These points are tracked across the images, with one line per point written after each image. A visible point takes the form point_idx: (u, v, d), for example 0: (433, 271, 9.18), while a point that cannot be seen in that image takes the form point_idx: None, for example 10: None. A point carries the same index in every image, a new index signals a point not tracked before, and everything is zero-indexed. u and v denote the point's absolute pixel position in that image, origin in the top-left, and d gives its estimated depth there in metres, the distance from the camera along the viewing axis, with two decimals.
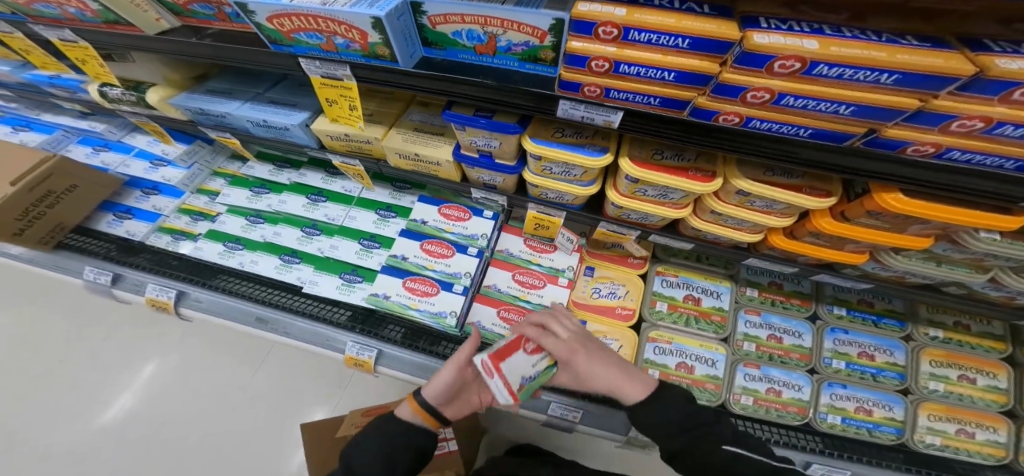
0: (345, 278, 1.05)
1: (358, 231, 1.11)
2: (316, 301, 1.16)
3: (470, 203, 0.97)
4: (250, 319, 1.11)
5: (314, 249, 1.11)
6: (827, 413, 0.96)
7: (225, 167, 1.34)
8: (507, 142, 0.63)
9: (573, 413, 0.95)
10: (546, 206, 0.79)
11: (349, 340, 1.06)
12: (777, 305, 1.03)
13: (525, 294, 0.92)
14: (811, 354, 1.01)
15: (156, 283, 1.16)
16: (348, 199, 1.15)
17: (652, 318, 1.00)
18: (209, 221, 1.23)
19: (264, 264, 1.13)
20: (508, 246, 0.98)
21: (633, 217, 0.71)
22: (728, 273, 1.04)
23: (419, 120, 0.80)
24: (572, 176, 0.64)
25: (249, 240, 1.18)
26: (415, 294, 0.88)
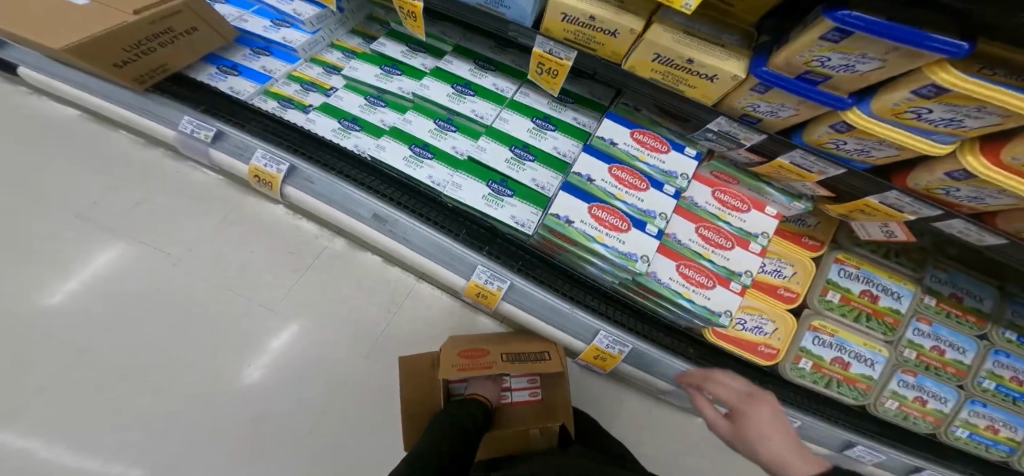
0: (493, 188, 0.89)
1: (510, 137, 0.94)
2: (433, 210, 1.06)
3: (669, 134, 0.83)
4: (366, 213, 1.00)
5: (449, 147, 0.95)
6: (959, 428, 0.94)
7: (345, 42, 1.12)
8: (893, 65, 0.43)
9: None
10: (822, 160, 0.63)
11: (478, 263, 0.97)
12: (951, 317, 0.94)
13: (708, 252, 0.84)
14: (967, 371, 0.95)
15: (264, 150, 1.02)
16: (499, 99, 0.97)
17: (819, 307, 0.94)
18: (324, 96, 1.04)
19: (391, 153, 0.94)
20: (693, 195, 0.86)
21: (960, 194, 0.56)
22: (915, 275, 0.94)
23: (684, 22, 0.60)
24: (951, 125, 0.46)
25: (366, 124, 1.00)
26: (602, 227, 0.77)
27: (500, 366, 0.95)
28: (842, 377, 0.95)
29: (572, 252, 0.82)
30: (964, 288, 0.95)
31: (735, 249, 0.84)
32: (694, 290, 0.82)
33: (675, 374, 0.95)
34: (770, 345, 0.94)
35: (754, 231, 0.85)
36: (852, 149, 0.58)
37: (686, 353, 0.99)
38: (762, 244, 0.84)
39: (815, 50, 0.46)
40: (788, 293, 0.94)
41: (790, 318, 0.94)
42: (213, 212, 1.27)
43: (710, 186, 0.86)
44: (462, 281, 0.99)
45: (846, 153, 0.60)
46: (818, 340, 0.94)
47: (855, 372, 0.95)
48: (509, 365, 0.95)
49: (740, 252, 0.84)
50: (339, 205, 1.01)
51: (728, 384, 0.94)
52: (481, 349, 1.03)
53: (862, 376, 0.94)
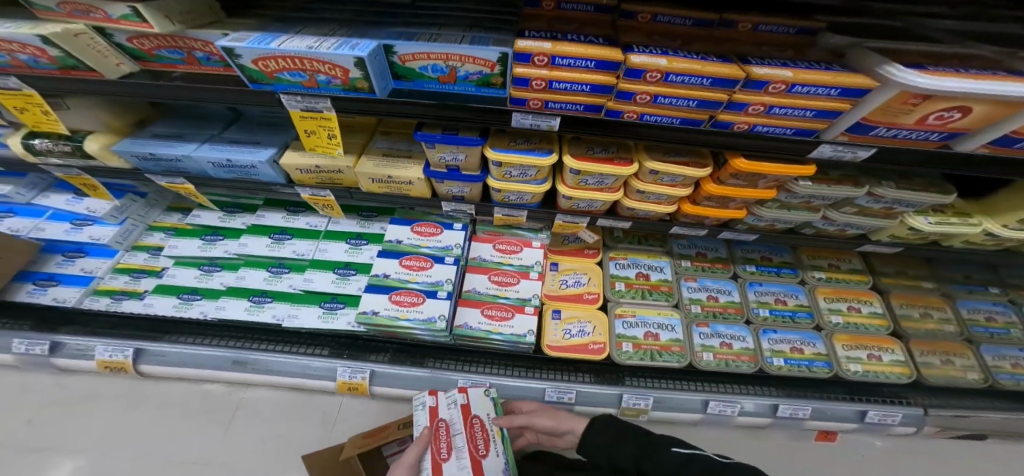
0: (326, 306, 1.08)
1: (331, 261, 1.13)
2: (291, 337, 1.19)
3: (439, 219, 1.09)
4: (226, 362, 1.11)
5: (286, 286, 1.12)
6: (772, 357, 1.13)
7: (163, 220, 1.27)
8: (471, 153, 0.77)
9: (567, 394, 1.10)
10: (510, 208, 0.93)
11: (339, 365, 1.12)
12: (706, 270, 1.26)
13: (503, 292, 1.05)
14: (742, 307, 1.22)
15: (104, 343, 1.09)
16: (314, 233, 1.17)
17: (615, 297, 1.18)
18: (156, 277, 1.16)
19: (232, 309, 1.09)
20: (480, 253, 1.09)
21: (582, 205, 0.88)
22: (664, 249, 1.28)
23: (385, 147, 0.90)
24: (528, 177, 0.81)
25: (207, 289, 1.13)
26: (403, 306, 0.96)
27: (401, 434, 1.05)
28: (659, 347, 1.12)
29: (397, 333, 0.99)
30: (702, 246, 1.30)
31: (521, 281, 1.07)
32: (500, 325, 1.01)
33: (538, 392, 1.11)
34: (597, 341, 1.11)
35: (530, 263, 1.09)
36: (516, 199, 0.90)
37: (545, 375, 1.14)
38: (539, 269, 1.08)
39: (435, 152, 0.79)
40: (590, 295, 1.18)
41: (602, 315, 1.16)
42: (99, 403, 1.22)
43: (490, 242, 1.11)
44: (330, 383, 1.13)
45: (516, 201, 0.92)
46: (626, 323, 1.14)
47: (666, 339, 1.14)
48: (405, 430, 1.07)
49: (525, 283, 1.06)
50: (193, 362, 1.11)
51: (584, 383, 1.11)
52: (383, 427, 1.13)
53: (672, 340, 1.13)
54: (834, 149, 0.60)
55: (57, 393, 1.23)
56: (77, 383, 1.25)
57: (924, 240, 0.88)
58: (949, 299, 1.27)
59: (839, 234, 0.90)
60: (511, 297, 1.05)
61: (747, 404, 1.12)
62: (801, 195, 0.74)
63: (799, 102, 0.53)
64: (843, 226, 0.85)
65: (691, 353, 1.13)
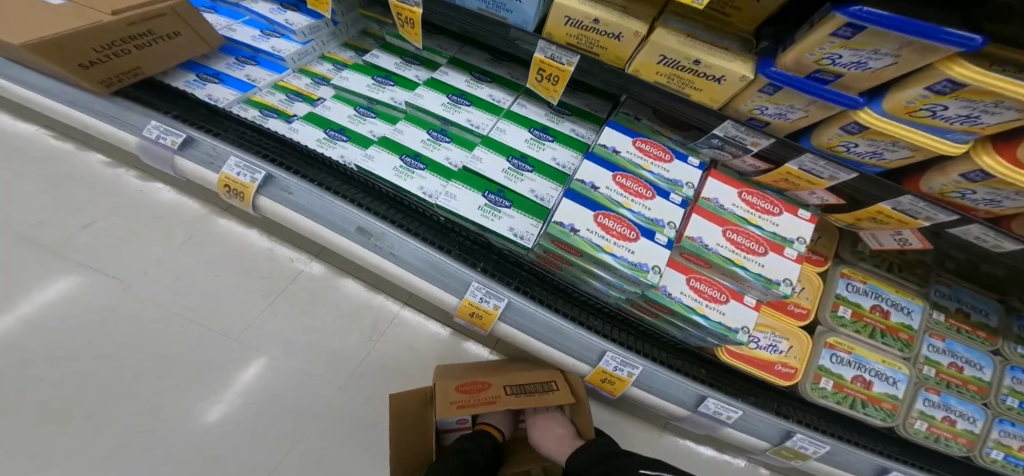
0: (490, 199, 0.76)
1: (509, 148, 0.81)
2: (416, 222, 0.88)
3: (672, 143, 0.78)
4: (351, 229, 0.79)
5: (442, 158, 0.80)
6: (991, 448, 0.90)
7: (337, 54, 1.02)
8: (906, 63, 0.43)
9: (727, 412, 0.90)
10: (828, 165, 0.63)
11: (472, 278, 0.80)
12: (962, 333, 0.96)
13: (739, 258, 0.72)
14: (988, 388, 0.94)
15: (237, 156, 0.81)
16: (496, 109, 0.86)
17: (832, 324, 0.90)
18: (311, 106, 0.89)
19: (381, 163, 0.78)
20: (717, 196, 0.76)
21: (972, 197, 0.57)
22: (921, 290, 0.94)
23: (685, 28, 0.60)
24: (971, 123, 0.46)
25: (357, 135, 0.83)
26: (610, 236, 0.68)
27: (506, 400, 0.90)
28: (866, 397, 0.91)
29: (577, 264, 0.73)
30: (968, 303, 0.98)
31: (768, 255, 0.73)
32: (707, 305, 0.75)
33: (692, 399, 0.89)
34: (788, 363, 0.90)
35: (787, 236, 0.75)
36: (864, 151, 0.59)
37: (688, 373, 0.92)
38: (799, 250, 0.74)
39: (823, 47, 0.46)
40: (799, 310, 0.90)
41: (805, 336, 0.90)
42: (179, 230, 1.21)
43: (734, 188, 0.77)
44: (452, 299, 0.80)
45: (857, 156, 0.61)
46: (835, 358, 0.90)
47: (879, 391, 0.91)
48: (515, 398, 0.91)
49: (773, 258, 0.73)
50: (311, 213, 0.79)
51: (747, 408, 0.92)
52: (477, 380, 0.97)
53: (886, 395, 0.90)
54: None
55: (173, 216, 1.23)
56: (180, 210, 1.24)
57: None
58: None
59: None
60: (750, 270, 0.72)
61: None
62: None
63: None
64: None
65: (903, 414, 0.92)
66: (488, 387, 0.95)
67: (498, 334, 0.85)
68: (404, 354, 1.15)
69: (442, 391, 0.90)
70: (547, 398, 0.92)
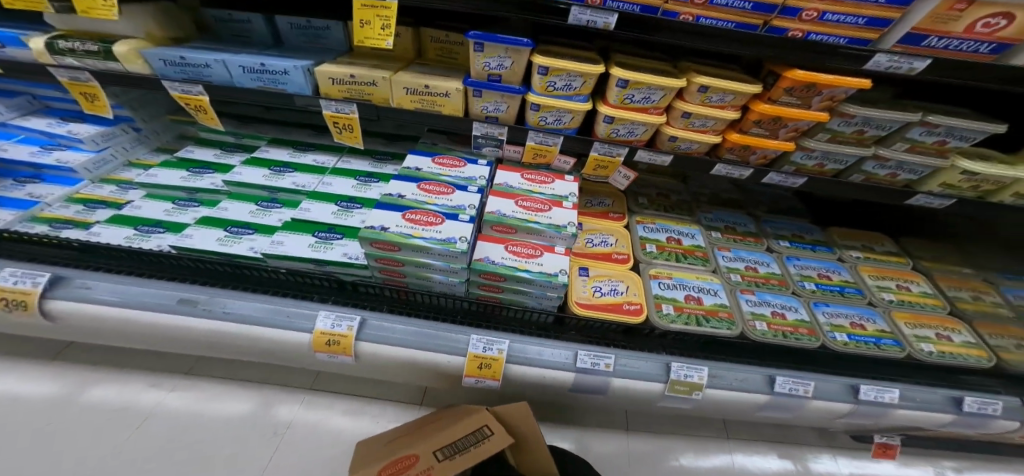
0: (320, 236, 0.91)
1: (335, 195, 1.00)
2: (278, 287, 1.01)
3: (464, 155, 1.04)
4: (170, 301, 0.90)
5: (273, 220, 0.98)
6: (833, 332, 1.04)
7: (145, 157, 1.23)
8: (518, 59, 0.78)
9: (603, 360, 0.99)
10: (544, 135, 0.91)
11: (322, 312, 0.92)
12: (738, 242, 1.22)
13: (532, 216, 0.91)
14: (786, 279, 1.15)
15: (14, 268, 0.92)
16: (320, 169, 1.08)
17: (647, 258, 1.11)
18: (115, 209, 1.05)
19: (199, 237, 0.92)
20: (507, 181, 0.99)
21: (621, 133, 0.90)
22: (692, 218, 1.25)
23: (423, 71, 0.91)
24: (573, 90, 0.82)
25: (174, 223, 0.99)
26: (418, 225, 0.84)
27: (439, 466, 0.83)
28: (704, 311, 1.03)
29: (406, 261, 0.86)
30: (730, 221, 1.27)
31: (553, 210, 0.94)
32: (527, 261, 0.90)
33: (569, 359, 0.98)
34: (631, 301, 1.03)
35: (563, 195, 0.98)
36: (552, 120, 0.89)
37: (571, 340, 1.05)
38: (574, 201, 0.96)
39: (479, 59, 0.79)
40: (619, 256, 1.11)
41: (635, 275, 1.08)
42: (31, 410, 1.15)
43: (517, 172, 1.01)
44: (304, 337, 0.90)
45: (552, 125, 0.90)
46: (663, 284, 1.06)
47: (711, 304, 1.05)
48: (449, 462, 0.84)
49: (558, 211, 0.94)
50: (132, 301, 0.90)
51: (618, 354, 1.03)
52: (407, 455, 0.89)
53: (717, 304, 1.04)
54: (889, 61, 0.67)
55: (43, 400, 1.18)
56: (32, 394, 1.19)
57: (941, 156, 0.88)
58: (991, 284, 1.26)
59: (855, 138, 0.87)
60: (543, 224, 0.91)
61: (823, 385, 1.01)
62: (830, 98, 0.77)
63: (835, 29, 0.70)
64: (860, 125, 0.84)
65: (741, 322, 1.03)
66: (419, 459, 0.87)
67: (364, 358, 0.94)
68: (301, 458, 1.13)
69: None
70: (485, 449, 0.87)
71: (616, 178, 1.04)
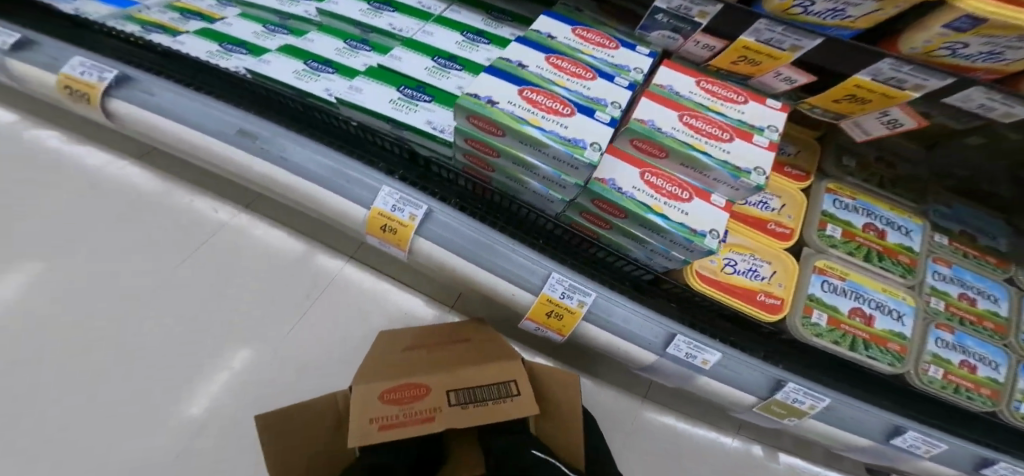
0: (405, 94, 0.68)
1: (433, 47, 0.75)
2: (338, 139, 0.83)
3: (618, 35, 0.72)
4: (229, 131, 0.75)
5: (360, 64, 0.74)
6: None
7: None
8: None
9: (701, 355, 0.76)
10: (788, 31, 0.53)
11: (383, 186, 0.73)
12: (970, 259, 0.84)
13: (700, 143, 0.62)
14: (1009, 327, 0.80)
15: (82, 59, 0.81)
16: (424, 15, 0.82)
17: (823, 245, 0.79)
18: (206, 22, 0.90)
19: (277, 64, 0.72)
20: (671, 84, 0.68)
21: (965, 55, 0.47)
22: (917, 208, 0.85)
23: None
24: None
25: (256, 48, 0.81)
26: (537, 110, 0.58)
27: (448, 413, 0.67)
28: (869, 336, 0.74)
29: (504, 152, 0.62)
30: (971, 225, 0.87)
31: (735, 142, 0.62)
32: (666, 203, 0.64)
33: (659, 339, 0.77)
34: (772, 292, 0.76)
35: (756, 124, 0.64)
36: (823, 11, 0.49)
37: (655, 309, 0.82)
38: (771, 137, 0.63)
39: None
40: (780, 229, 0.80)
41: (790, 260, 0.78)
42: (118, 199, 1.22)
43: (692, 77, 0.69)
44: (361, 212, 0.73)
45: (817, 18, 0.50)
46: (829, 286, 0.76)
47: (882, 329, 0.75)
48: (463, 413, 0.67)
49: (740, 145, 0.62)
50: (185, 119, 0.76)
51: (725, 352, 0.78)
52: (416, 381, 0.73)
53: (891, 333, 0.74)
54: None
55: (133, 190, 1.23)
56: (117, 180, 1.24)
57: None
58: None
59: None
60: (713, 157, 0.61)
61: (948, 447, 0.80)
62: None
63: None
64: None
65: (913, 362, 0.74)
66: (430, 392, 0.71)
67: (419, 257, 0.78)
68: (338, 315, 1.15)
69: (361, 401, 0.66)
70: (507, 410, 0.69)
71: (869, 118, 0.65)
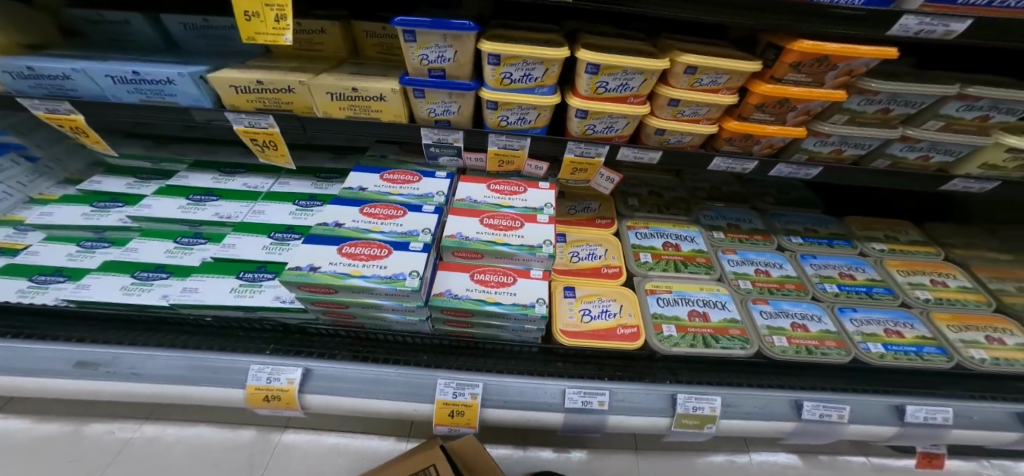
0: (246, 277, 0.78)
1: (267, 225, 0.87)
2: (200, 331, 0.86)
3: (419, 168, 0.92)
4: (64, 366, 0.75)
5: (194, 259, 0.83)
6: (867, 343, 0.90)
7: (48, 192, 1.00)
8: (461, 48, 0.65)
9: (595, 398, 0.83)
10: (507, 137, 0.79)
11: (252, 362, 0.79)
12: (744, 242, 1.08)
13: (501, 237, 0.78)
14: (803, 283, 1.00)
15: None
16: (252, 195, 0.95)
17: (642, 270, 0.97)
18: (10, 257, 0.84)
19: (103, 287, 0.78)
20: (469, 194, 0.86)
21: (599, 128, 0.76)
22: (690, 219, 1.12)
23: (356, 70, 0.81)
24: (533, 81, 0.69)
25: (77, 269, 0.83)
26: (358, 260, 0.70)
27: None
28: (712, 330, 0.88)
29: (349, 303, 0.72)
30: (732, 218, 1.15)
31: (526, 226, 0.81)
32: (497, 292, 0.76)
33: (557, 397, 0.83)
34: (626, 323, 0.87)
35: (537, 207, 0.85)
36: (517, 119, 0.76)
37: (559, 372, 0.88)
38: (549, 213, 0.83)
39: (415, 51, 0.66)
40: (611, 269, 0.97)
41: (629, 291, 0.93)
42: None
43: (483, 184, 0.89)
44: (238, 392, 0.77)
45: (522, 83, 0.69)
46: (663, 301, 0.92)
47: (720, 320, 0.90)
48: None
49: (531, 227, 0.80)
50: (12, 368, 0.74)
51: (614, 385, 0.86)
52: None
53: (726, 321, 0.89)
54: (920, 23, 0.53)
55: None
56: None
57: (978, 134, 0.74)
58: None
59: (974, 125, 0.73)
60: (514, 244, 0.77)
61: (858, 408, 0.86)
62: (878, 96, 0.68)
63: None
64: (884, 103, 0.69)
65: (759, 339, 0.88)
66: None
67: (315, 409, 0.80)
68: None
69: None
70: None
71: (603, 181, 0.90)
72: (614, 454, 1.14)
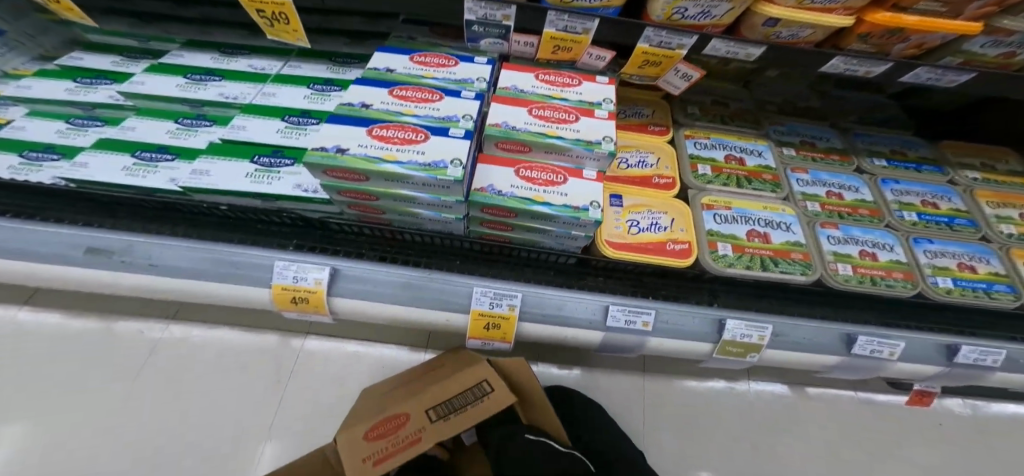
0: (261, 162, 0.70)
1: (280, 108, 0.78)
2: (219, 223, 0.80)
3: (453, 52, 0.80)
4: (71, 252, 0.68)
5: (200, 142, 0.75)
6: (936, 277, 0.82)
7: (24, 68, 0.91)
8: None
9: (636, 319, 0.76)
10: (569, 19, 0.66)
11: (276, 260, 0.72)
12: (820, 161, 0.99)
13: (553, 130, 0.67)
14: (880, 209, 0.92)
15: None
16: (260, 77, 0.85)
17: (699, 183, 0.89)
18: None
19: (104, 165, 0.70)
20: (516, 83, 0.75)
21: (691, 12, 0.62)
22: (760, 132, 1.01)
23: None
24: None
25: (71, 147, 0.75)
26: (390, 145, 0.60)
27: (427, 431, 0.64)
28: (773, 252, 0.80)
29: (382, 195, 0.64)
30: (806, 134, 1.04)
31: (581, 121, 0.70)
32: (545, 191, 0.66)
33: (597, 314, 0.77)
34: (677, 239, 0.79)
35: (594, 102, 0.74)
36: None
37: (604, 288, 0.81)
38: (608, 108, 0.72)
39: None
40: (664, 180, 0.88)
41: (682, 205, 0.84)
42: None
43: (530, 73, 0.78)
44: (264, 293, 0.72)
45: None
46: (721, 218, 0.83)
47: (782, 243, 0.82)
48: (443, 426, 0.65)
49: (589, 122, 0.69)
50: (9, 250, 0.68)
51: (658, 307, 0.78)
52: (395, 412, 0.72)
53: (790, 244, 0.81)
54: None
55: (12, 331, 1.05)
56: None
57: None
58: None
59: None
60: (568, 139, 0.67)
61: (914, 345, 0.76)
62: None
63: None
64: None
65: (822, 265, 0.82)
66: (409, 417, 0.69)
67: (343, 315, 0.76)
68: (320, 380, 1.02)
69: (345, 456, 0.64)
70: (485, 409, 0.66)
71: (672, 77, 0.79)
72: (624, 374, 1.18)
